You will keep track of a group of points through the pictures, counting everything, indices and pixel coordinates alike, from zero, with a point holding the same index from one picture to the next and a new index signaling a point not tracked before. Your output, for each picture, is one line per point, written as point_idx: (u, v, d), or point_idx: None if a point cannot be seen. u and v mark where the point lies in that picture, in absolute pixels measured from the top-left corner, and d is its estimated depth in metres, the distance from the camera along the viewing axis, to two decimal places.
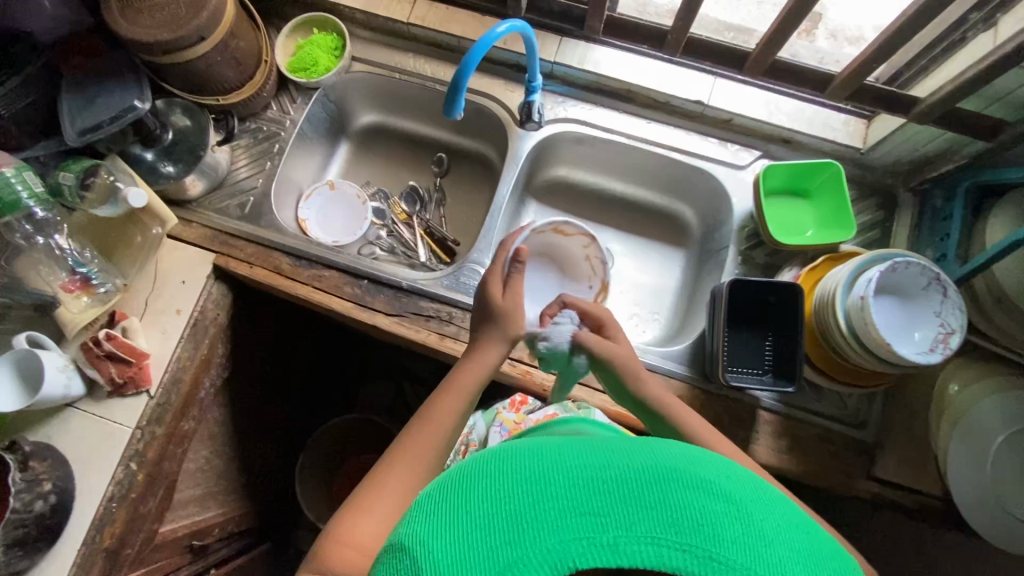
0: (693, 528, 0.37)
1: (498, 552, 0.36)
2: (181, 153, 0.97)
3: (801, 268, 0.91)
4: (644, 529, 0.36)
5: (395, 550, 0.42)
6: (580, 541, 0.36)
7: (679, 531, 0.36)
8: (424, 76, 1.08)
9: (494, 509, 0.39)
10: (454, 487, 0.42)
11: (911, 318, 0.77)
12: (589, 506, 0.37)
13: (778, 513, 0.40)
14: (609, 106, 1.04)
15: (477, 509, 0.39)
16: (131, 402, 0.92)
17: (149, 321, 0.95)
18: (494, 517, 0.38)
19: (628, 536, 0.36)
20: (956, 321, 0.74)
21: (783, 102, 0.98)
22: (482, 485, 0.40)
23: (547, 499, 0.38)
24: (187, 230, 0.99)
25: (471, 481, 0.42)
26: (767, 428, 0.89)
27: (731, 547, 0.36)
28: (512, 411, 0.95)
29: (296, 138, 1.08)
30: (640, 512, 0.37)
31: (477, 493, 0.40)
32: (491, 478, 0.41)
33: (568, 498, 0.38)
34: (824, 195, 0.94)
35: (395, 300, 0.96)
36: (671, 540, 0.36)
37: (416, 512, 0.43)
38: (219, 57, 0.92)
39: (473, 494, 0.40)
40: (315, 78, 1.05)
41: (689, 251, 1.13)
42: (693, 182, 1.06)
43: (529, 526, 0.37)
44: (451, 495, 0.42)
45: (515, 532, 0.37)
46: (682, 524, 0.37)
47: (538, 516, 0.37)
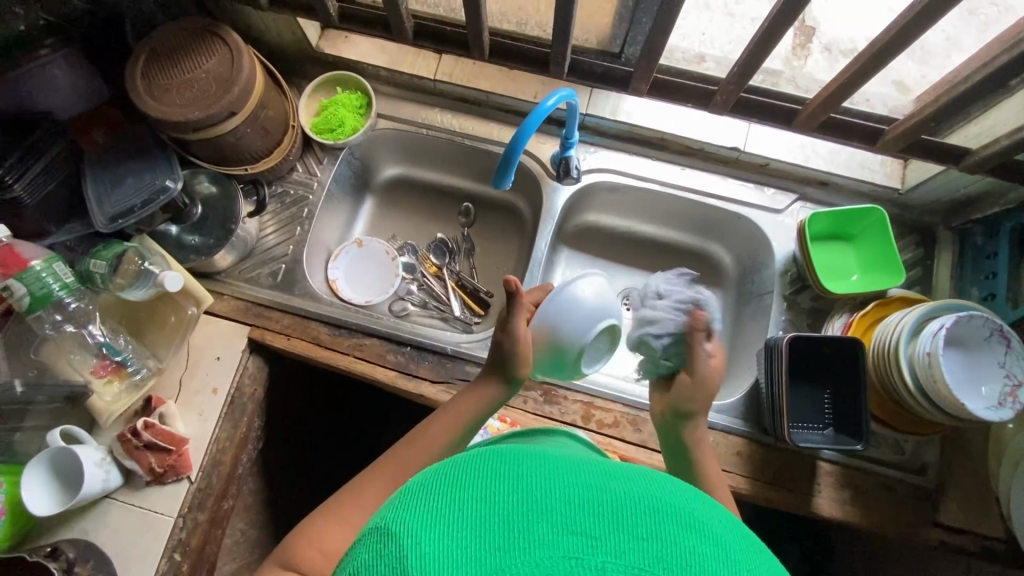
0: (685, 568, 0.35)
1: (483, 556, 0.34)
2: (211, 227, 0.94)
3: (851, 314, 0.90)
4: (633, 559, 0.34)
5: (371, 534, 0.38)
6: (567, 559, 0.34)
7: (668, 568, 0.34)
8: (452, 131, 1.06)
9: (485, 508, 0.37)
10: (446, 479, 0.40)
11: (976, 369, 0.76)
12: (581, 526, 0.36)
13: (765, 563, 0.39)
14: (641, 154, 1.03)
15: (469, 504, 0.37)
16: (171, 490, 0.88)
17: (185, 402, 0.91)
18: (486, 515, 0.36)
19: (617, 563, 0.34)
20: (1022, 372, 0.74)
21: (818, 145, 0.98)
22: (475, 486, 0.39)
23: (542, 511, 0.36)
24: (219, 304, 0.96)
25: (464, 477, 0.40)
26: (828, 479, 0.88)
27: None
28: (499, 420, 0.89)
29: (323, 199, 1.05)
30: (632, 540, 0.35)
31: (468, 491, 0.38)
32: (487, 480, 0.39)
33: (562, 513, 0.36)
34: (868, 240, 0.94)
35: (440, 366, 0.93)
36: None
37: (402, 499, 0.40)
38: (249, 129, 0.89)
39: (466, 489, 0.39)
40: (342, 139, 1.03)
41: (726, 292, 1.11)
42: (730, 225, 1.05)
43: (518, 535, 0.35)
44: (442, 486, 0.40)
45: (503, 539, 0.35)
46: (673, 561, 0.35)
47: (529, 524, 0.36)
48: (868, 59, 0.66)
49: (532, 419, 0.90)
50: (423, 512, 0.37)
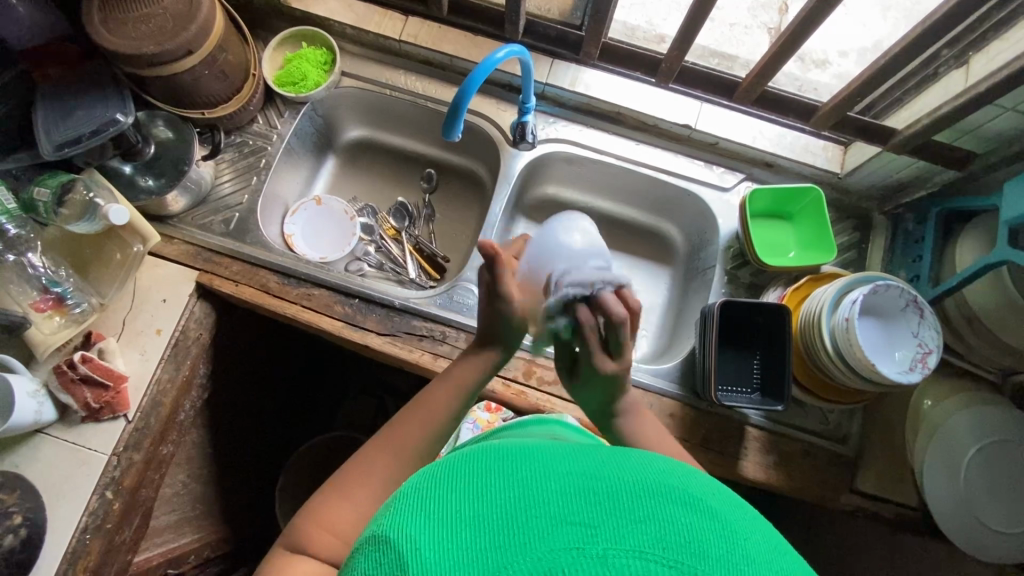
0: (683, 545, 0.36)
1: (485, 555, 0.36)
2: (164, 167, 0.95)
3: (785, 287, 0.94)
4: (634, 543, 0.35)
5: (377, 543, 0.40)
6: (570, 550, 0.35)
7: (668, 548, 0.36)
8: (415, 94, 1.08)
9: (488, 508, 0.39)
10: (444, 483, 0.42)
11: (891, 337, 0.80)
12: (579, 516, 0.37)
13: (764, 536, 0.40)
14: (598, 128, 1.07)
15: (470, 508, 0.39)
16: (106, 427, 0.88)
17: (127, 342, 0.91)
18: (487, 519, 0.38)
19: (619, 548, 0.35)
20: (932, 341, 0.78)
21: (766, 127, 1.02)
22: (474, 487, 0.41)
23: (540, 507, 0.38)
24: (168, 247, 0.96)
25: (463, 479, 0.42)
26: (755, 444, 0.91)
27: (718, 566, 0.35)
28: (486, 411, 0.93)
29: (282, 153, 1.06)
30: (631, 524, 0.36)
31: (466, 492, 0.40)
32: (485, 480, 0.41)
33: (559, 506, 0.38)
34: (805, 219, 0.98)
35: (387, 319, 0.94)
36: (660, 555, 0.35)
37: (401, 503, 0.42)
38: (207, 71, 0.90)
39: (468, 491, 0.40)
40: (303, 93, 1.04)
41: (675, 269, 1.15)
42: (681, 202, 1.09)
43: (519, 533, 0.37)
44: (442, 489, 0.41)
45: (503, 536, 0.37)
46: (671, 541, 0.36)
47: (529, 521, 0.37)
48: (796, 31, 0.70)
49: None
50: (423, 517, 0.39)
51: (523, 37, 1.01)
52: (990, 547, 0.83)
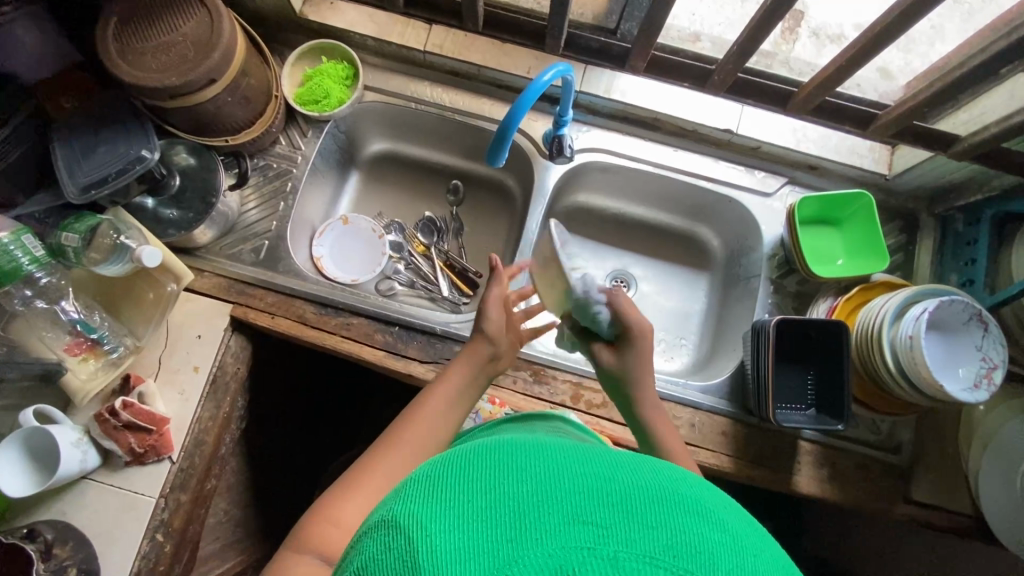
0: (699, 558, 0.33)
1: (494, 547, 0.33)
2: (191, 201, 0.90)
3: (835, 298, 0.92)
4: (644, 548, 0.33)
5: (382, 526, 0.37)
6: (579, 549, 0.33)
7: (677, 556, 0.33)
8: (442, 106, 1.04)
9: (495, 496, 0.36)
10: (451, 471, 0.39)
11: (957, 353, 0.78)
12: (591, 516, 0.34)
13: (776, 556, 0.38)
14: (634, 134, 1.02)
15: (477, 495, 0.36)
16: (152, 470, 0.86)
17: (165, 381, 0.89)
18: (494, 509, 0.35)
19: (630, 552, 0.32)
20: (998, 356, 0.76)
21: (809, 129, 0.98)
22: (484, 477, 0.38)
23: (552, 502, 0.35)
24: (199, 281, 0.93)
25: (470, 468, 0.39)
26: (807, 457, 0.90)
27: None
28: (489, 402, 0.88)
29: (308, 174, 1.02)
30: (643, 529, 0.34)
31: (476, 481, 0.37)
32: (495, 470, 0.38)
33: (570, 503, 0.35)
34: (853, 224, 0.95)
35: (429, 346, 0.92)
36: (671, 564, 0.32)
37: (407, 492, 0.39)
38: (230, 98, 0.85)
39: (476, 481, 0.37)
40: (327, 112, 0.99)
41: (712, 275, 1.13)
42: (720, 207, 1.06)
43: (530, 526, 0.34)
44: (447, 476, 0.39)
45: (514, 529, 0.34)
46: (682, 550, 0.33)
47: (537, 516, 0.34)
48: (867, 41, 0.66)
49: (520, 399, 0.90)
50: (430, 505, 0.36)
51: (564, 50, 0.96)
52: None
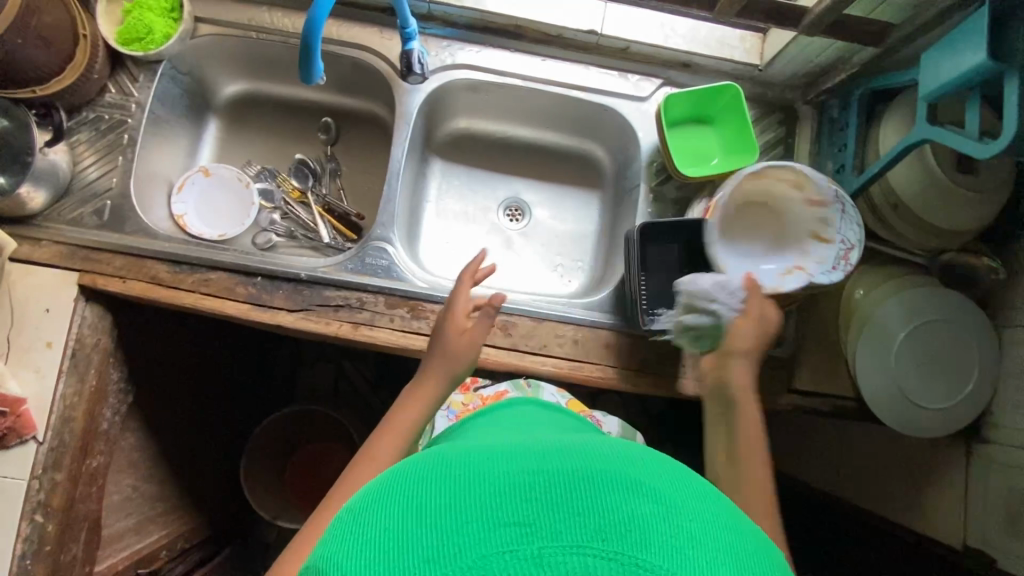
0: (624, 534, 0.30)
1: None
2: (7, 163, 0.82)
3: (709, 199, 0.90)
4: (565, 541, 0.30)
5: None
6: (487, 564, 0.29)
7: (604, 539, 0.30)
8: (285, 33, 0.94)
9: (403, 512, 0.33)
10: (348, 517, 0.36)
11: (808, 249, 0.82)
12: (498, 518, 0.31)
13: (713, 504, 0.35)
14: (498, 46, 0.95)
15: (384, 517, 0.33)
16: (18, 454, 0.83)
17: (17, 362, 0.85)
18: (384, 545, 0.31)
19: (548, 551, 0.29)
20: (853, 236, 0.77)
21: (677, 23, 0.93)
22: (375, 513, 0.34)
23: (448, 516, 0.31)
24: (37, 251, 0.86)
25: (364, 508, 0.35)
26: (692, 361, 0.91)
27: (664, 554, 0.30)
28: (460, 393, 0.88)
29: (147, 124, 0.93)
30: (562, 518, 0.31)
31: (368, 520, 0.34)
32: (387, 500, 0.34)
33: (471, 509, 0.31)
34: (725, 120, 0.92)
35: (297, 294, 0.88)
36: (598, 548, 0.30)
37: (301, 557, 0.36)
38: (19, 41, 0.75)
39: (367, 519, 0.34)
40: (152, 50, 0.89)
41: (604, 192, 1.10)
42: (600, 118, 1.01)
43: (425, 553, 0.30)
44: (342, 522, 0.36)
45: (407, 562, 0.30)
46: (608, 530, 0.30)
47: (436, 534, 0.31)
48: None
49: (398, 337, 0.87)
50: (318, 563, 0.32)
51: None
52: (910, 421, 0.85)
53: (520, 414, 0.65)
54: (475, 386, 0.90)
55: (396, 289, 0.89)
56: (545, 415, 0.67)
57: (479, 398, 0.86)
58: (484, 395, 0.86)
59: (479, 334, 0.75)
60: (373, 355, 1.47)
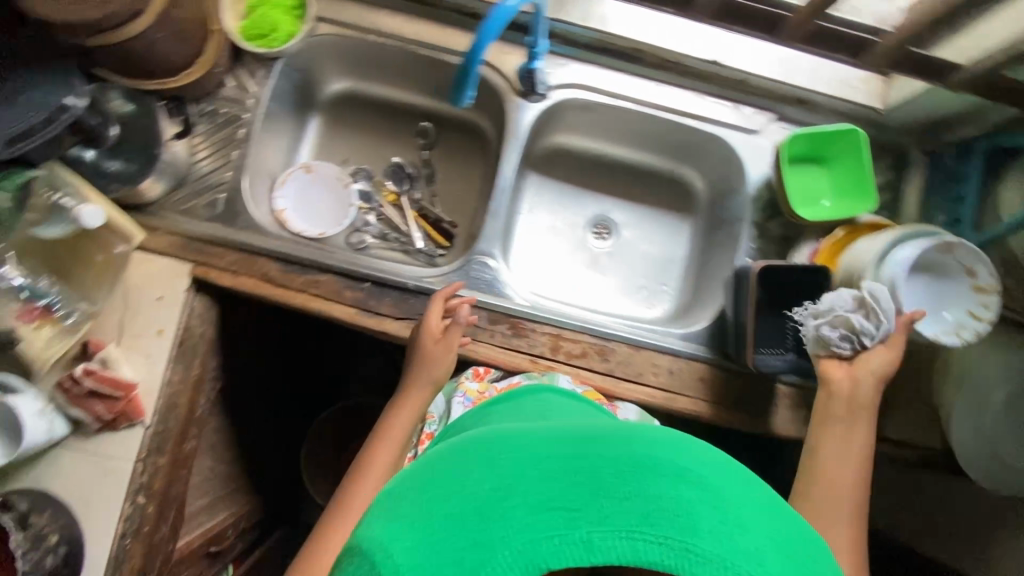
0: (668, 519, 0.37)
1: (460, 553, 0.36)
2: (134, 151, 0.83)
3: (820, 242, 0.90)
4: (615, 524, 0.37)
5: (356, 555, 0.41)
6: (549, 540, 0.36)
7: (652, 524, 0.36)
8: (404, 38, 0.95)
9: (471, 494, 0.39)
10: (417, 486, 0.43)
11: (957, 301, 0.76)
12: (555, 501, 0.38)
13: (747, 494, 0.41)
14: (615, 68, 0.94)
15: (443, 507, 0.39)
16: (125, 436, 0.85)
17: (129, 346, 0.86)
18: (456, 516, 0.38)
19: (600, 531, 0.36)
20: (991, 305, 0.74)
21: (800, 60, 0.92)
22: (446, 487, 0.41)
23: (513, 497, 0.38)
24: (152, 240, 0.87)
25: (432, 482, 0.42)
26: (784, 400, 0.91)
27: (706, 537, 0.36)
28: (474, 380, 0.85)
29: (262, 120, 0.94)
30: (614, 504, 0.37)
31: (441, 492, 0.40)
32: (455, 476, 0.41)
33: (533, 492, 0.38)
34: (843, 162, 0.91)
35: (403, 302, 0.89)
36: (648, 533, 0.36)
37: (373, 517, 0.43)
38: (163, 34, 0.76)
39: (439, 491, 0.41)
40: (276, 47, 0.90)
41: (696, 219, 1.10)
42: (705, 147, 1.00)
43: (496, 525, 0.37)
44: (411, 492, 0.43)
45: (478, 531, 0.37)
46: (657, 517, 0.37)
47: (503, 507, 0.38)
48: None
49: (498, 353, 0.88)
50: (397, 528, 0.39)
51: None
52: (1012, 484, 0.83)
53: (541, 402, 0.68)
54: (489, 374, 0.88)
55: (498, 305, 0.90)
56: (562, 400, 0.71)
57: (496, 389, 0.83)
58: (500, 385, 0.84)
59: (450, 342, 0.82)
60: None
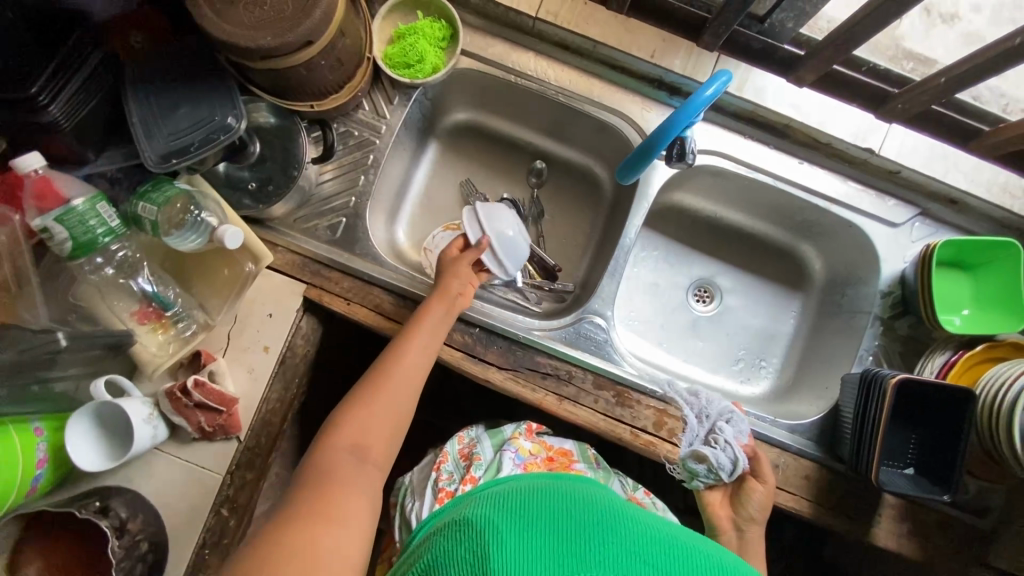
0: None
1: (553, 552, 0.57)
2: (270, 168, 0.83)
3: (956, 351, 0.85)
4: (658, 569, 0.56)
5: (464, 524, 0.62)
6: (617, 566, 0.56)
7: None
8: (546, 82, 0.92)
9: (560, 526, 0.60)
10: (518, 508, 0.63)
11: None
12: (619, 544, 0.58)
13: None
14: (759, 139, 0.91)
15: (543, 526, 0.60)
16: (219, 447, 0.85)
17: (234, 359, 0.85)
18: (557, 538, 0.58)
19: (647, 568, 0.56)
20: None
21: (960, 159, 0.87)
22: (545, 516, 0.62)
23: (594, 538, 0.59)
24: (271, 255, 0.87)
25: (539, 511, 0.62)
26: (890, 512, 0.86)
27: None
28: (529, 440, 0.85)
29: (391, 146, 0.93)
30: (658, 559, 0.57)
31: (544, 520, 0.61)
32: (555, 512, 0.62)
33: (609, 539, 0.59)
34: (990, 274, 0.85)
35: (510, 352, 0.87)
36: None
37: (483, 512, 0.63)
38: (324, 61, 0.75)
39: (540, 516, 0.62)
40: (419, 79, 0.89)
41: (807, 298, 1.05)
42: (834, 230, 0.96)
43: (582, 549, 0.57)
44: (512, 509, 0.63)
45: (568, 548, 0.57)
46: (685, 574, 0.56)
47: (585, 539, 0.58)
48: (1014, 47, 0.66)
49: (600, 420, 0.85)
50: (508, 527, 0.60)
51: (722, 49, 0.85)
52: None
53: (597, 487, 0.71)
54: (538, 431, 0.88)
55: (605, 369, 0.87)
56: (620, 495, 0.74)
57: (547, 454, 0.85)
58: (550, 449, 0.86)
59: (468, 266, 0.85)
60: None
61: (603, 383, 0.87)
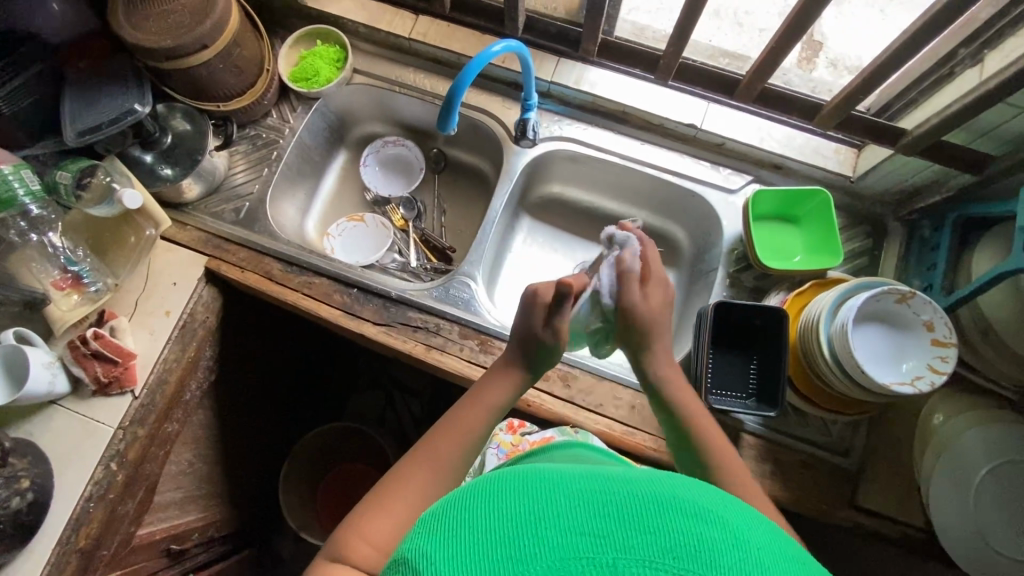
0: (692, 552, 0.33)
1: (496, 563, 0.33)
2: (179, 156, 0.98)
3: (787, 292, 0.91)
4: (642, 552, 0.33)
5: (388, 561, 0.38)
6: (577, 561, 0.32)
7: (676, 556, 0.33)
8: (423, 91, 1.10)
9: (491, 513, 0.36)
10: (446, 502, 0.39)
11: (921, 359, 0.76)
12: (586, 525, 0.34)
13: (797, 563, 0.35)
14: (604, 127, 1.06)
15: (473, 521, 0.36)
16: (114, 402, 0.92)
17: (138, 321, 0.95)
18: (493, 530, 0.35)
19: (629, 558, 0.32)
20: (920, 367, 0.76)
21: (774, 128, 1.00)
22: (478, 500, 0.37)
23: (550, 516, 0.34)
24: (181, 233, 1.01)
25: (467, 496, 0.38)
26: (750, 452, 0.88)
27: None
28: (508, 433, 0.92)
29: (294, 146, 1.09)
30: (637, 536, 0.33)
31: (467, 509, 0.37)
32: (490, 487, 0.38)
33: (569, 515, 0.34)
34: (812, 222, 0.95)
35: (383, 309, 0.96)
36: (668, 564, 0.32)
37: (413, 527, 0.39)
38: (221, 65, 0.93)
39: (471, 505, 0.37)
40: (315, 88, 1.07)
41: (679, 271, 1.14)
42: (684, 202, 1.07)
43: (528, 541, 0.33)
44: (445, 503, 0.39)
45: (512, 546, 0.33)
46: (681, 549, 0.33)
47: (538, 522, 0.34)
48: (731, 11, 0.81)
49: (464, 366, 0.92)
50: (436, 533, 0.36)
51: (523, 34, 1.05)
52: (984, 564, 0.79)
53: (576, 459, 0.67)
54: (523, 427, 0.93)
55: (470, 321, 0.95)
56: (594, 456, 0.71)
57: (527, 443, 0.89)
58: (531, 440, 0.89)
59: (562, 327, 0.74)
60: (425, 393, 1.56)
61: (468, 334, 0.94)
